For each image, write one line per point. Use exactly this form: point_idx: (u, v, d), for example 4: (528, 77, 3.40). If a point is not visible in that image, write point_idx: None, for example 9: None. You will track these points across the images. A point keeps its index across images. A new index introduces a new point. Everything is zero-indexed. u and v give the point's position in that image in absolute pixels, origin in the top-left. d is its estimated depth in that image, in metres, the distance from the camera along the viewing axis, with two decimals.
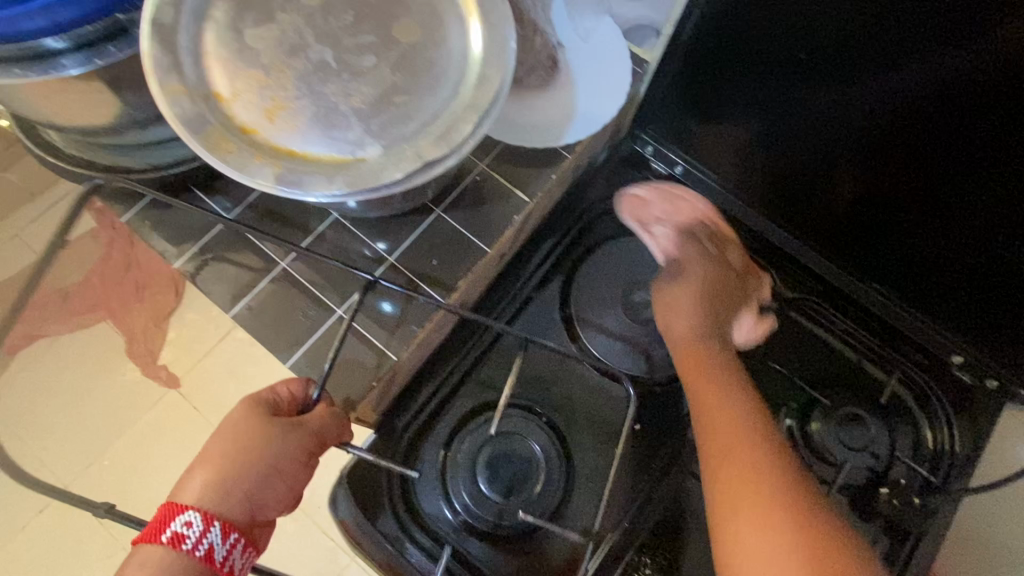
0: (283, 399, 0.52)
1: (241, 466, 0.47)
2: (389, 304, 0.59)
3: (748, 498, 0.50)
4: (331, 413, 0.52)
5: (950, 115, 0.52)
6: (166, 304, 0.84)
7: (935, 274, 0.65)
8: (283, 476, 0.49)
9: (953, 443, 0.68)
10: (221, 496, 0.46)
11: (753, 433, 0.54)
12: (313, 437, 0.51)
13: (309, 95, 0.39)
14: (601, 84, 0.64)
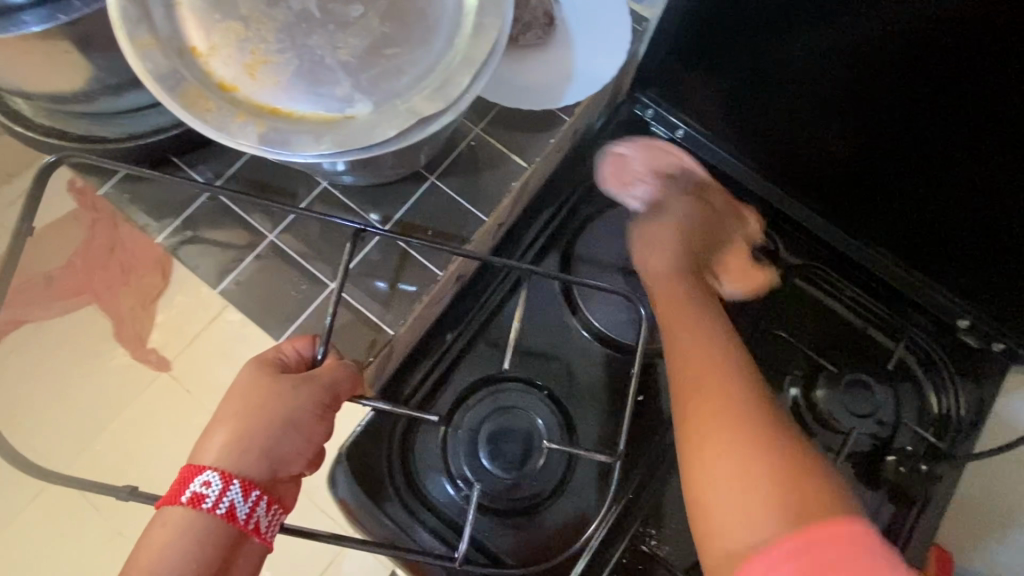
0: (291, 358, 0.50)
1: (257, 423, 0.46)
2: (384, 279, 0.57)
3: (726, 429, 0.44)
4: (341, 364, 0.50)
5: (956, 49, 0.48)
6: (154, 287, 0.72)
7: (945, 231, 0.62)
8: (302, 429, 0.47)
9: (961, 407, 0.67)
10: (239, 454, 0.45)
11: (728, 360, 0.50)
12: (326, 389, 0.49)
13: (294, 48, 0.36)
14: (601, 40, 0.60)
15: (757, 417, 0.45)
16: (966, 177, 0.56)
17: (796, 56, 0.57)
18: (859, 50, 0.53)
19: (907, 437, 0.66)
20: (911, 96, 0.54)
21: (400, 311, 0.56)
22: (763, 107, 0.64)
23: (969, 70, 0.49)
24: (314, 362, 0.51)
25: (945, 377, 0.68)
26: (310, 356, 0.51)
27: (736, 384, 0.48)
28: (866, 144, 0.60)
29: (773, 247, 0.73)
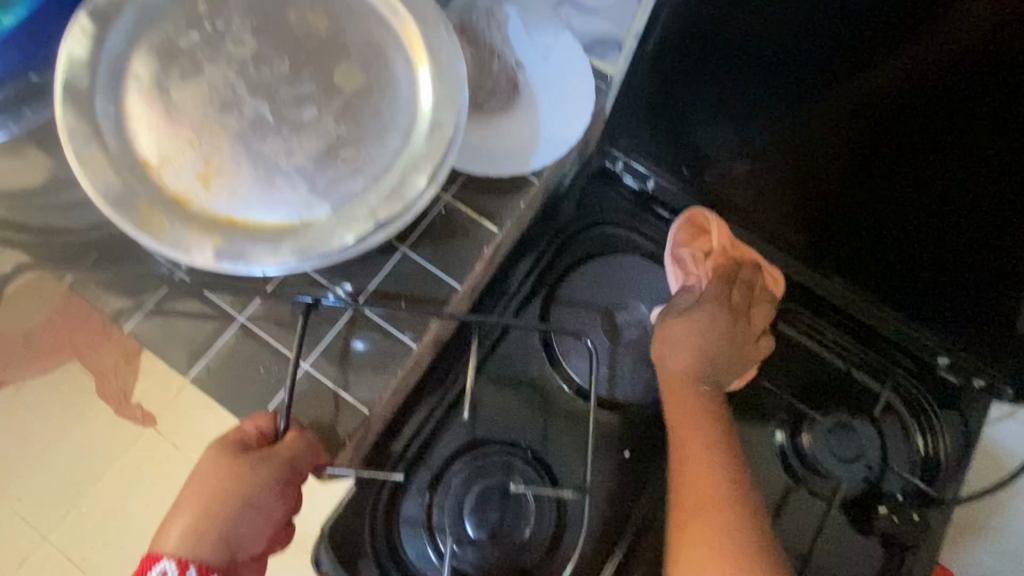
0: (251, 437, 0.50)
1: (216, 507, 0.47)
2: (363, 341, 0.56)
3: (710, 523, 0.53)
4: (301, 439, 0.50)
5: (920, 77, 0.50)
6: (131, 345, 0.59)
7: (928, 268, 0.62)
8: (261, 510, 0.49)
9: (944, 449, 0.68)
10: (195, 540, 0.46)
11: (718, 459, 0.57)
12: (286, 467, 0.49)
13: (248, 156, 0.36)
14: (564, 102, 0.61)
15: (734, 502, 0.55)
16: (944, 209, 0.57)
17: (780, 97, 0.57)
18: (845, 90, 0.54)
19: (896, 483, 0.66)
20: (895, 133, 0.55)
21: (377, 387, 0.55)
22: (736, 152, 0.64)
23: (956, 103, 0.50)
24: (276, 438, 0.51)
25: (931, 417, 0.68)
26: (272, 432, 0.51)
27: (724, 483, 0.56)
28: (850, 186, 0.61)
29: None
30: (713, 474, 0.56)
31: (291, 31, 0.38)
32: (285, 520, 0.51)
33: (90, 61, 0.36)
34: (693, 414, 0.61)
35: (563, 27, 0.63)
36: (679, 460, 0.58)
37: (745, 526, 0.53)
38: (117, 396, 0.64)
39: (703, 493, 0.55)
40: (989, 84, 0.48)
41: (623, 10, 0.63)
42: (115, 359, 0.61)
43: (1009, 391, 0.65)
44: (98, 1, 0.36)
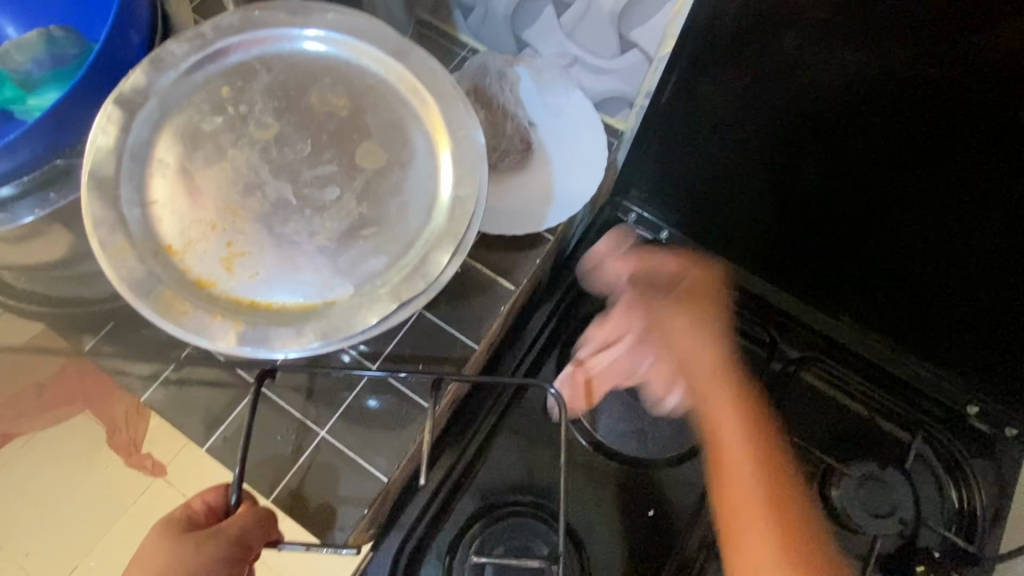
0: (198, 513, 0.48)
1: None
2: (377, 402, 0.55)
3: (750, 505, 0.53)
4: (254, 511, 0.47)
5: (934, 135, 0.49)
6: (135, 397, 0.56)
7: (947, 310, 0.62)
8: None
9: (980, 502, 0.65)
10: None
11: (751, 458, 0.55)
12: (237, 542, 0.45)
13: (270, 238, 0.36)
14: (576, 161, 0.62)
15: (755, 497, 0.53)
16: (961, 254, 0.56)
17: (801, 150, 0.57)
18: (867, 143, 0.53)
19: (931, 540, 0.64)
20: (917, 186, 0.54)
21: (393, 456, 0.54)
22: (755, 198, 0.64)
23: (958, 163, 0.50)
24: (227, 512, 0.48)
25: (965, 469, 0.66)
26: (222, 506, 0.49)
27: (749, 470, 0.54)
28: (861, 230, 0.61)
29: (771, 341, 0.69)
30: (744, 470, 0.54)
31: (312, 113, 0.39)
32: None
33: (113, 146, 0.36)
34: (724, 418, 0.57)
35: (574, 86, 0.64)
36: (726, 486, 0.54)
37: (759, 474, 0.54)
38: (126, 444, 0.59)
39: (738, 453, 0.55)
40: (1006, 146, 0.47)
41: (634, 71, 0.62)
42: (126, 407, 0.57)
43: None
44: (125, 88, 0.37)
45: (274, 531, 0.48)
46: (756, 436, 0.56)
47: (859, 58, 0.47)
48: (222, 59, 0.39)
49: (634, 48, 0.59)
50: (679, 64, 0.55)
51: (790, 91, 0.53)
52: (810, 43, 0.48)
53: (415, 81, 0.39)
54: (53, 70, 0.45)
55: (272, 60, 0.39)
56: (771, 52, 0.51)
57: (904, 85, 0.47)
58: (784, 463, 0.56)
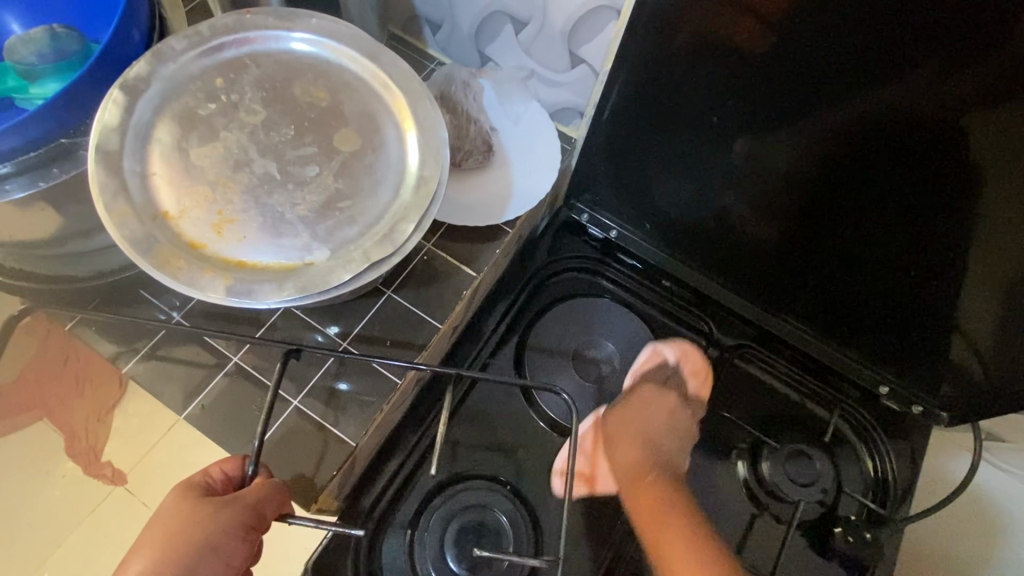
0: (217, 481, 0.51)
1: (172, 549, 0.46)
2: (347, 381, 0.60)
3: None
4: (269, 484, 0.50)
5: (842, 145, 0.57)
6: (109, 397, 0.63)
7: (862, 302, 0.70)
8: (220, 557, 0.47)
9: (892, 472, 0.74)
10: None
11: (698, 548, 0.60)
12: (251, 511, 0.49)
13: (257, 208, 0.42)
14: (534, 163, 0.69)
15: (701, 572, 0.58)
16: (871, 251, 0.64)
17: (744, 168, 0.64)
18: (799, 161, 0.61)
19: (849, 505, 0.72)
20: (842, 199, 0.62)
21: (362, 423, 0.58)
22: (703, 211, 0.72)
23: (863, 169, 0.58)
24: (242, 483, 0.52)
25: (874, 440, 0.75)
26: (238, 478, 0.52)
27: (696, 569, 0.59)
28: (787, 233, 0.68)
29: (709, 330, 0.79)
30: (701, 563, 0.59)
31: (296, 102, 0.44)
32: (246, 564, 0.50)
33: (118, 124, 0.41)
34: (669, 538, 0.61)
35: (531, 97, 0.71)
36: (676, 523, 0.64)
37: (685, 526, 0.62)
38: (88, 452, 0.63)
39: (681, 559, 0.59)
40: (897, 153, 0.55)
41: (580, 86, 0.70)
42: (83, 416, 0.63)
43: (944, 415, 0.73)
44: (129, 75, 0.42)
45: (286, 505, 0.51)
46: (674, 508, 0.64)
47: (772, 79, 0.55)
48: (216, 54, 0.45)
49: (582, 63, 0.68)
50: (620, 81, 0.63)
51: (730, 111, 0.60)
52: (729, 61, 0.56)
53: (386, 78, 0.45)
54: (55, 63, 0.50)
55: (261, 56, 0.45)
56: (694, 70, 0.58)
57: (834, 113, 0.55)
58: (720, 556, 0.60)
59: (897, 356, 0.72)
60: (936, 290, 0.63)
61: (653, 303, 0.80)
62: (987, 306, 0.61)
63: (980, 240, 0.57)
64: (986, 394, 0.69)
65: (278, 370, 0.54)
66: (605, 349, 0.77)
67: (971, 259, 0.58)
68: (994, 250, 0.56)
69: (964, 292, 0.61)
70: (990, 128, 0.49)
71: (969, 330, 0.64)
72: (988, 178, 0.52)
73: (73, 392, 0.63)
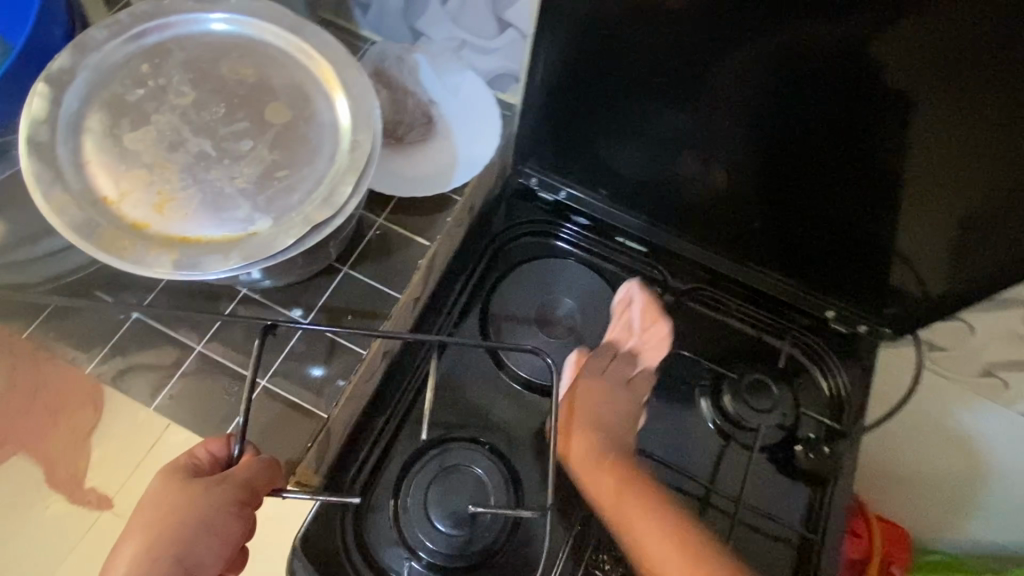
0: (204, 462, 0.52)
1: (169, 528, 0.48)
2: (318, 368, 0.61)
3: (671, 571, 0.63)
4: (258, 461, 0.51)
5: (767, 81, 0.59)
6: (85, 422, 0.61)
7: (807, 233, 0.73)
8: (215, 532, 0.48)
9: (848, 389, 0.78)
10: (151, 563, 0.47)
11: (672, 541, 0.64)
12: (241, 487, 0.49)
13: (196, 184, 0.43)
14: (476, 130, 0.71)
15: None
16: (809, 181, 0.67)
17: (679, 115, 0.67)
18: (731, 99, 0.63)
19: (808, 426, 0.76)
20: (777, 133, 0.64)
21: (334, 395, 0.60)
22: (646, 163, 0.74)
23: (789, 103, 0.61)
24: (231, 461, 0.53)
25: (828, 361, 0.79)
26: (226, 457, 0.53)
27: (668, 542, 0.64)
28: (732, 175, 0.71)
29: (662, 277, 0.82)
30: (658, 538, 0.64)
31: (224, 81, 0.45)
32: (242, 542, 0.51)
33: (47, 117, 0.42)
34: (653, 541, 0.64)
35: (466, 68, 0.73)
36: (642, 546, 0.64)
37: (666, 512, 0.66)
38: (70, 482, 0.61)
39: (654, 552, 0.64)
40: (818, 82, 0.58)
41: (511, 49, 0.72)
42: (62, 441, 0.61)
43: (888, 328, 0.77)
44: (53, 69, 0.43)
45: (277, 479, 0.52)
46: (633, 484, 0.67)
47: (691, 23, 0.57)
48: (139, 41, 0.45)
49: (510, 26, 0.70)
50: (547, 46, 0.65)
51: (655, 64, 0.62)
52: (648, 11, 0.57)
53: (312, 51, 0.47)
54: None
55: (184, 40, 0.46)
56: (617, 23, 0.60)
57: (759, 48, 0.57)
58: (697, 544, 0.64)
59: (842, 280, 0.76)
60: (871, 211, 0.67)
61: (609, 258, 0.82)
62: (922, 223, 0.65)
63: (907, 155, 0.60)
64: (928, 306, 0.73)
65: (255, 351, 0.55)
66: (565, 305, 0.79)
67: (900, 180, 0.62)
68: (919, 168, 0.60)
69: (899, 209, 0.65)
70: (900, 50, 0.52)
71: (906, 248, 0.68)
72: (908, 100, 0.55)
73: (42, 419, 0.61)
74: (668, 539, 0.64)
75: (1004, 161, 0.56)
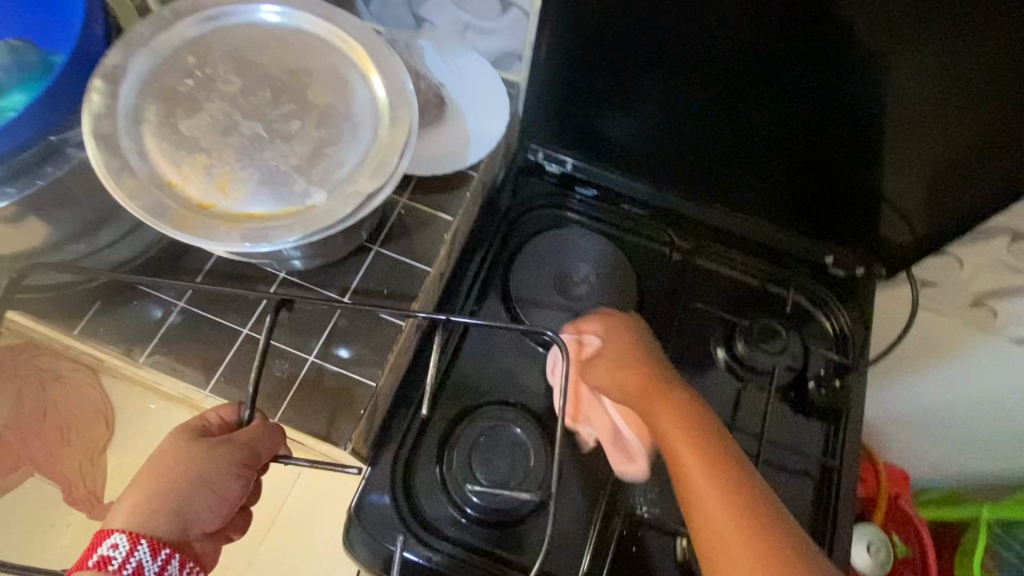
0: (214, 424, 0.55)
1: (172, 481, 0.50)
2: (346, 349, 0.63)
3: (717, 524, 0.52)
4: (264, 425, 0.55)
5: (755, 46, 0.63)
6: (97, 440, 0.73)
7: (803, 186, 0.77)
8: (214, 490, 0.51)
9: (851, 327, 0.83)
10: (149, 515, 0.49)
11: (724, 475, 0.54)
12: (245, 449, 0.53)
13: (252, 164, 0.45)
14: (484, 109, 0.74)
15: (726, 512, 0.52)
16: (804, 138, 0.71)
17: (676, 82, 0.70)
18: (725, 64, 0.66)
19: (818, 363, 0.81)
20: (769, 94, 0.67)
21: (376, 365, 0.63)
22: (646, 131, 0.78)
23: (778, 65, 0.64)
24: (239, 425, 0.56)
25: (830, 303, 0.84)
26: (235, 421, 0.56)
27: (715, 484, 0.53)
28: (729, 136, 0.74)
29: (669, 240, 0.85)
30: (709, 482, 0.54)
31: (267, 68, 0.49)
32: (238, 503, 0.54)
33: (106, 110, 0.44)
34: (690, 460, 0.56)
35: (470, 50, 0.76)
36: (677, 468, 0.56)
37: (712, 447, 0.56)
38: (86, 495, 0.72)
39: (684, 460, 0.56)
40: (805, 43, 0.61)
41: (514, 29, 0.77)
42: (80, 459, 0.73)
43: (883, 270, 0.82)
44: (107, 65, 0.45)
45: (279, 445, 0.56)
46: (675, 411, 0.61)
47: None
48: (183, 36, 0.48)
49: (513, 7, 0.76)
50: (550, 22, 0.68)
51: (653, 33, 0.65)
52: None
53: (344, 35, 0.50)
54: (20, 74, 0.52)
55: (224, 33, 0.49)
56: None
57: (749, 12, 0.60)
58: (742, 486, 0.53)
59: (839, 227, 0.81)
60: (863, 160, 0.71)
61: (619, 225, 0.86)
62: (909, 168, 0.69)
63: (892, 105, 0.63)
64: (918, 247, 0.78)
65: (269, 322, 0.57)
66: (581, 271, 0.82)
67: (887, 129, 0.66)
68: (904, 117, 0.64)
69: (889, 156, 0.69)
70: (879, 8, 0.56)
71: (895, 193, 0.73)
72: (890, 54, 0.59)
73: (57, 444, 0.72)
74: (707, 457, 0.55)
75: (984, 101, 0.60)
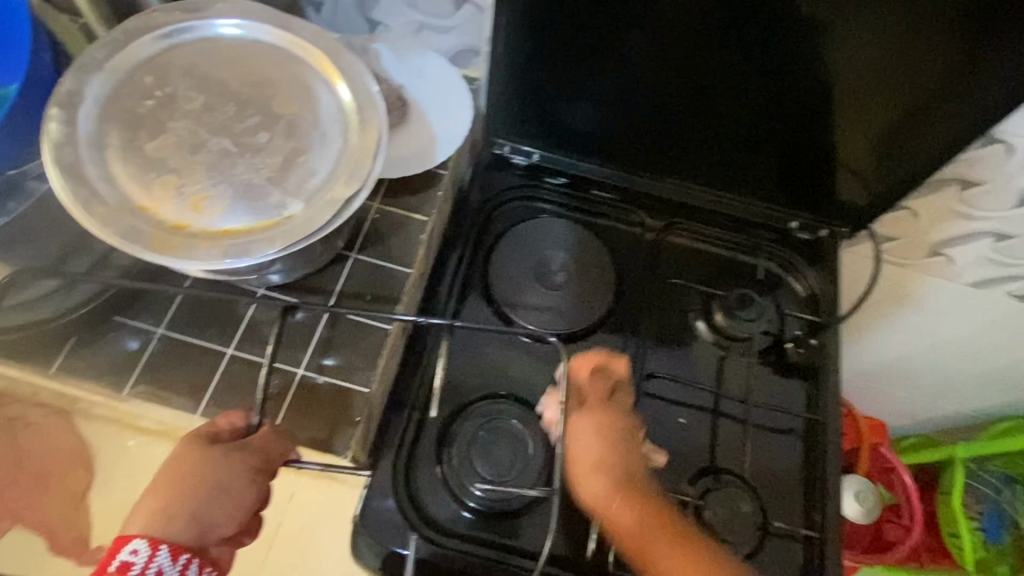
0: (224, 430, 0.55)
1: (188, 488, 0.51)
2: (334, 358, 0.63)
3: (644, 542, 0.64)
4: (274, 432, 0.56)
5: (703, 23, 0.64)
6: (80, 484, 0.65)
7: (762, 155, 0.80)
8: (232, 494, 0.53)
9: (821, 287, 0.86)
10: (167, 519, 0.50)
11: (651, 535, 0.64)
12: (259, 454, 0.55)
13: (224, 180, 0.45)
14: (448, 107, 0.74)
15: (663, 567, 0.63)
16: (757, 108, 0.73)
17: (630, 65, 0.71)
18: (678, 43, 0.67)
19: (793, 324, 0.85)
20: (721, 68, 0.69)
21: (367, 370, 0.63)
22: (606, 115, 0.79)
23: (726, 39, 0.66)
24: (249, 431, 0.56)
25: (799, 266, 0.87)
26: (244, 426, 0.56)
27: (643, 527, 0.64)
28: (687, 113, 0.76)
29: (640, 220, 0.87)
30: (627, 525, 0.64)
31: (228, 83, 0.48)
32: (254, 508, 0.55)
33: (67, 139, 0.43)
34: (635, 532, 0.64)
35: (427, 49, 0.76)
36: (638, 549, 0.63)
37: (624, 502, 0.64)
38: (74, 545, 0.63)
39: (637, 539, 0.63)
40: (750, 17, 0.63)
41: (467, 26, 0.77)
42: (62, 506, 0.64)
43: (845, 228, 0.86)
44: (63, 93, 0.45)
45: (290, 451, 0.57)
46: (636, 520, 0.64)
47: None
48: (138, 57, 0.47)
49: (466, 3, 0.74)
50: (503, 17, 0.68)
51: (605, 20, 0.66)
52: None
53: (304, 43, 0.50)
54: None
55: (179, 51, 0.48)
56: None
57: None
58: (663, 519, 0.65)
59: (800, 191, 0.83)
60: (817, 124, 0.73)
61: (590, 210, 0.87)
62: (863, 129, 0.72)
63: (839, 69, 0.66)
64: (876, 204, 0.81)
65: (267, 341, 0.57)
66: (558, 260, 0.83)
67: (837, 92, 0.69)
68: (851, 79, 0.67)
69: (842, 118, 0.72)
70: None
71: (851, 153, 0.75)
72: (831, 20, 0.61)
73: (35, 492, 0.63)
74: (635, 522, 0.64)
75: (923, 58, 0.62)
